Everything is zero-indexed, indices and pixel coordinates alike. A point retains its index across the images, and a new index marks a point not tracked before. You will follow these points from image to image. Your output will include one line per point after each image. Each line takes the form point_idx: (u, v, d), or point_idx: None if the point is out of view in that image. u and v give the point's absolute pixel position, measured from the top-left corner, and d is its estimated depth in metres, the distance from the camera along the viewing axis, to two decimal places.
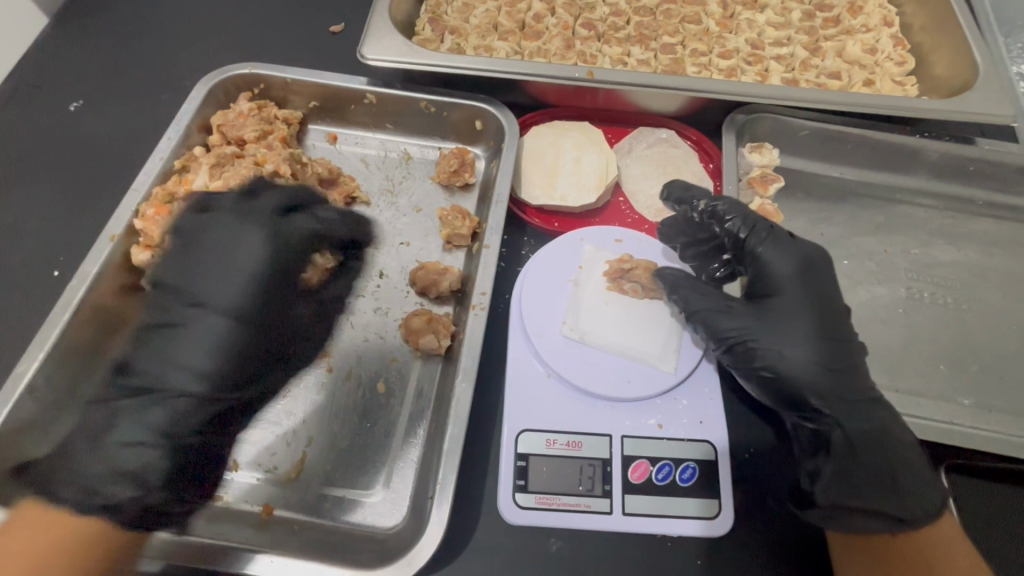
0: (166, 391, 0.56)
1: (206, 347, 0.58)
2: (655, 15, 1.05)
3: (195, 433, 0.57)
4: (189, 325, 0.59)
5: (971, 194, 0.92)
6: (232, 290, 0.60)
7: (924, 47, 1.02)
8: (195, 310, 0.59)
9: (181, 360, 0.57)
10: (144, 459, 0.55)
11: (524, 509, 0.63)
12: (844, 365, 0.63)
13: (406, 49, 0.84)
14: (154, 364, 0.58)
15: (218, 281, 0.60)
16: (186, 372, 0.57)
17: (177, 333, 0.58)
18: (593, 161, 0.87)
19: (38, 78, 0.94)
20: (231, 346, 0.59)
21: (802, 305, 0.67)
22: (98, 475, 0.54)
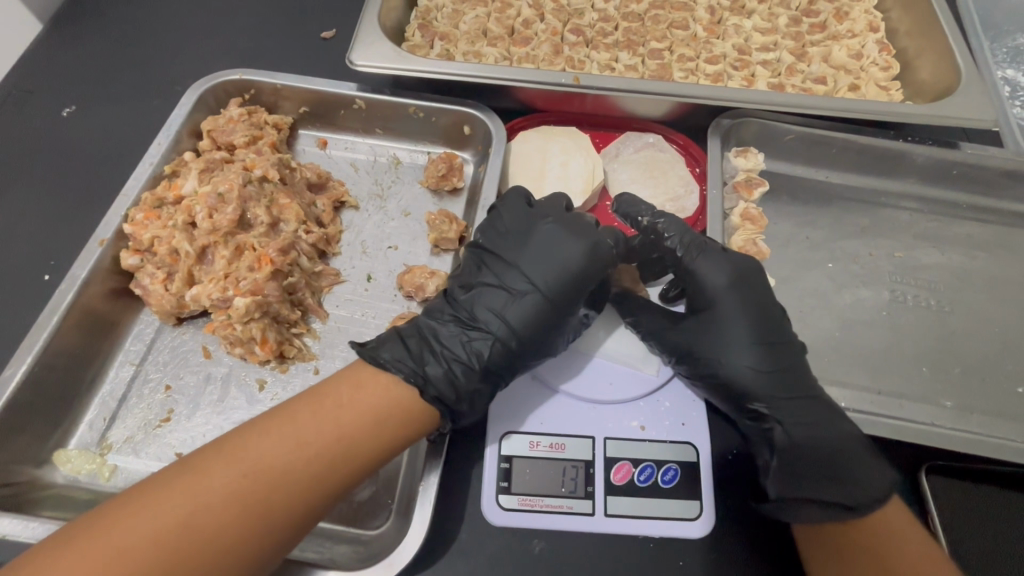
0: (507, 331, 0.65)
1: (525, 310, 0.66)
2: (643, 21, 1.06)
3: (489, 375, 0.65)
4: (517, 291, 0.67)
5: (956, 197, 0.93)
6: (552, 271, 0.67)
7: (909, 52, 1.03)
8: (523, 282, 0.68)
9: (522, 311, 0.66)
10: (458, 377, 0.63)
11: (507, 510, 0.64)
12: (782, 367, 0.67)
13: (394, 55, 0.85)
14: (474, 311, 0.67)
15: (545, 262, 0.68)
16: (504, 321, 0.66)
17: (521, 289, 0.67)
18: (579, 165, 0.88)
19: (32, 84, 0.95)
20: (573, 304, 0.67)
21: (738, 315, 0.69)
22: (437, 376, 0.62)
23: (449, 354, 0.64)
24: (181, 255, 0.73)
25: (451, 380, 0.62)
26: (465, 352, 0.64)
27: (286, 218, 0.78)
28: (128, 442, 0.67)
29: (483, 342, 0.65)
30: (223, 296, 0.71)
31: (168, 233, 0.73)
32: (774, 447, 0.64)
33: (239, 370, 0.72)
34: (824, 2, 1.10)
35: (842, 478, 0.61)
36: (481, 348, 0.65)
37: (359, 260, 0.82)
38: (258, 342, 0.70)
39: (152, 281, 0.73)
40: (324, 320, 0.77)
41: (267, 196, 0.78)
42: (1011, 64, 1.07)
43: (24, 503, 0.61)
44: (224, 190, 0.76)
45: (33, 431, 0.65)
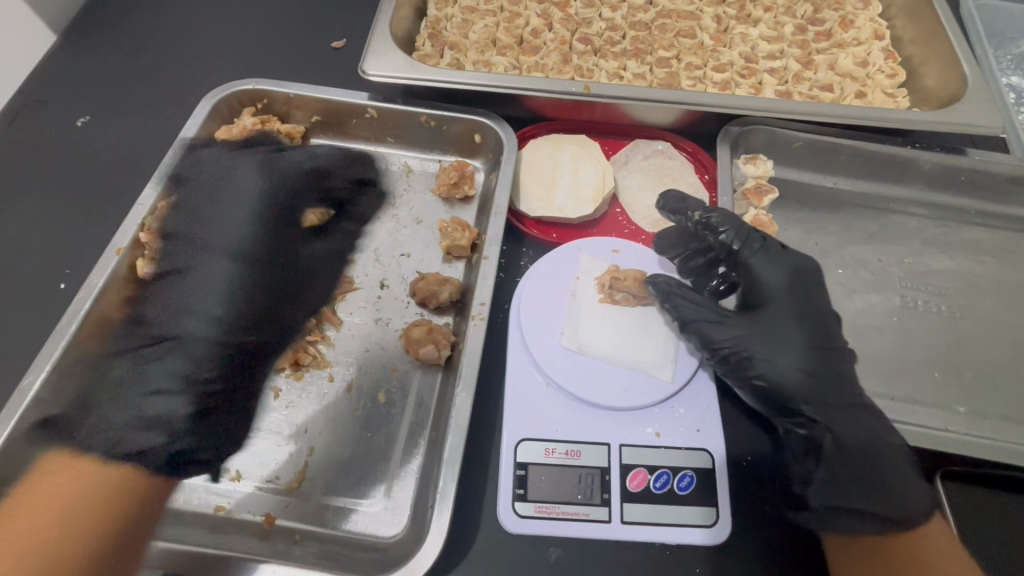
0: (167, 341, 0.63)
1: (207, 288, 0.65)
2: (650, 30, 1.07)
3: (198, 369, 0.63)
4: (191, 269, 0.67)
5: (963, 203, 0.93)
6: (215, 234, 0.69)
7: (914, 59, 1.04)
8: (196, 256, 0.67)
9: (202, 299, 0.65)
10: (168, 394, 0.61)
11: (524, 518, 0.64)
12: (832, 371, 0.67)
13: (406, 65, 0.86)
14: (179, 315, 0.64)
15: (211, 228, 0.69)
16: (183, 316, 0.64)
17: (206, 279, 0.66)
18: (590, 173, 0.88)
19: (46, 95, 0.96)
20: (265, 266, 0.69)
21: (792, 316, 0.69)
22: (128, 422, 0.60)
23: (140, 378, 0.62)
24: None
25: (160, 408, 0.61)
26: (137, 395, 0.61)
27: None
28: None
29: (176, 352, 0.63)
30: None
31: None
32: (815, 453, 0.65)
33: None
34: (829, 10, 1.11)
35: (886, 491, 0.62)
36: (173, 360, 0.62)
37: (372, 268, 0.83)
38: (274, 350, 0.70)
39: None
40: (339, 327, 0.77)
41: None
42: (1015, 71, 1.08)
43: None
44: None
45: None
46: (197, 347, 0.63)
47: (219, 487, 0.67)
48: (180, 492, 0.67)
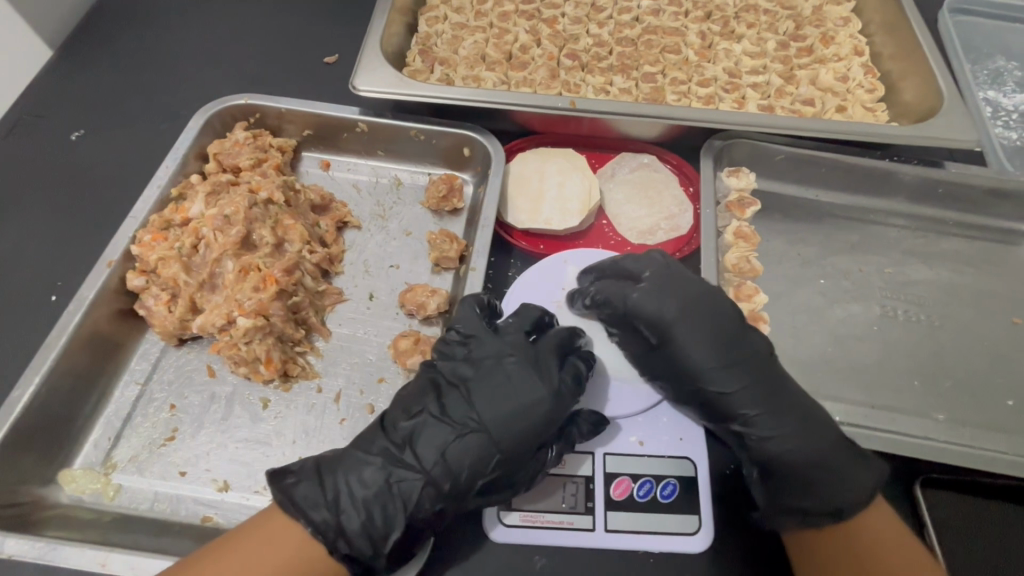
0: (407, 468, 0.59)
1: (471, 452, 0.60)
2: (636, 45, 1.10)
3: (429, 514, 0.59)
4: (469, 425, 0.61)
5: (942, 215, 0.96)
6: (511, 399, 0.62)
7: (893, 75, 1.07)
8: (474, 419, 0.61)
9: (461, 459, 0.59)
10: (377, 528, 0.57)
11: (508, 527, 0.64)
12: (758, 376, 0.65)
13: (396, 80, 0.88)
14: (491, 462, 0.60)
15: (509, 391, 0.62)
16: (443, 462, 0.59)
17: (529, 428, 0.60)
18: (576, 186, 0.90)
19: (41, 109, 0.97)
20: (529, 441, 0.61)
21: (688, 333, 0.66)
22: (354, 529, 0.57)
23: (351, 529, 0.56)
24: (185, 280, 0.74)
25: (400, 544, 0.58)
26: (375, 531, 0.57)
27: (290, 239, 0.79)
28: (132, 461, 0.68)
29: (529, 478, 0.62)
30: (228, 319, 0.72)
31: (173, 256, 0.74)
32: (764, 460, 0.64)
33: (243, 389, 0.73)
34: (811, 27, 1.14)
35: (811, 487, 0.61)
36: (470, 497, 0.61)
37: (361, 279, 0.84)
38: (262, 361, 0.71)
39: (156, 303, 0.74)
40: (328, 338, 0.78)
41: (272, 217, 0.80)
42: (992, 85, 1.11)
43: (31, 524, 0.62)
44: (230, 212, 0.77)
45: (37, 451, 0.66)
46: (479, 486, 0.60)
47: (204, 498, 0.66)
48: (167, 504, 0.66)
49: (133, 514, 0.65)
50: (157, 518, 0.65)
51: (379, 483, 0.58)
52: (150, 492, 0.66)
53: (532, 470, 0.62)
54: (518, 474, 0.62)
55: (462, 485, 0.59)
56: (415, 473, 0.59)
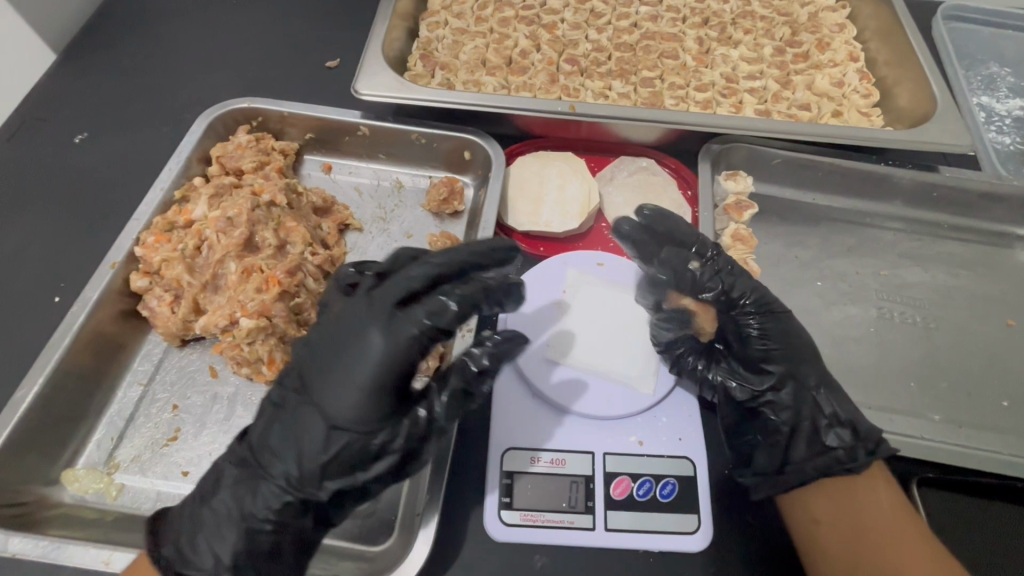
0: (254, 471, 0.57)
1: (296, 439, 0.56)
2: (634, 51, 1.11)
3: (283, 514, 0.56)
4: (293, 415, 0.57)
5: (937, 218, 0.97)
6: (330, 367, 0.56)
7: (888, 80, 1.08)
8: (303, 401, 0.57)
9: (291, 450, 0.56)
10: (234, 540, 0.56)
11: (509, 525, 0.65)
12: (779, 341, 0.70)
13: (398, 85, 0.89)
14: (323, 442, 0.55)
15: (334, 355, 0.56)
16: (278, 457, 0.56)
17: (349, 397, 0.54)
18: (576, 189, 0.91)
19: (45, 112, 0.98)
20: (359, 403, 0.54)
21: (781, 330, 0.71)
22: (208, 542, 0.56)
23: (188, 552, 0.56)
24: (187, 281, 0.75)
25: (264, 550, 0.56)
26: (217, 547, 0.56)
27: (293, 241, 0.80)
28: (135, 461, 0.68)
29: (393, 447, 0.57)
30: (230, 320, 0.72)
31: (177, 258, 0.75)
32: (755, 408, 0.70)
33: (245, 390, 0.74)
34: (806, 33, 1.15)
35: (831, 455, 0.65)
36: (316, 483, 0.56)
37: None
38: (265, 362, 0.72)
39: (159, 304, 0.74)
40: None
41: (274, 219, 0.80)
42: (985, 91, 1.12)
43: (36, 523, 0.62)
44: (233, 214, 0.78)
45: (40, 451, 0.66)
46: (317, 470, 0.55)
47: None
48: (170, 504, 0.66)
49: (136, 513, 0.65)
50: None
51: (228, 491, 0.57)
52: (153, 493, 0.67)
53: (381, 441, 0.56)
54: (364, 454, 0.56)
55: (299, 474, 0.55)
56: (252, 472, 0.57)
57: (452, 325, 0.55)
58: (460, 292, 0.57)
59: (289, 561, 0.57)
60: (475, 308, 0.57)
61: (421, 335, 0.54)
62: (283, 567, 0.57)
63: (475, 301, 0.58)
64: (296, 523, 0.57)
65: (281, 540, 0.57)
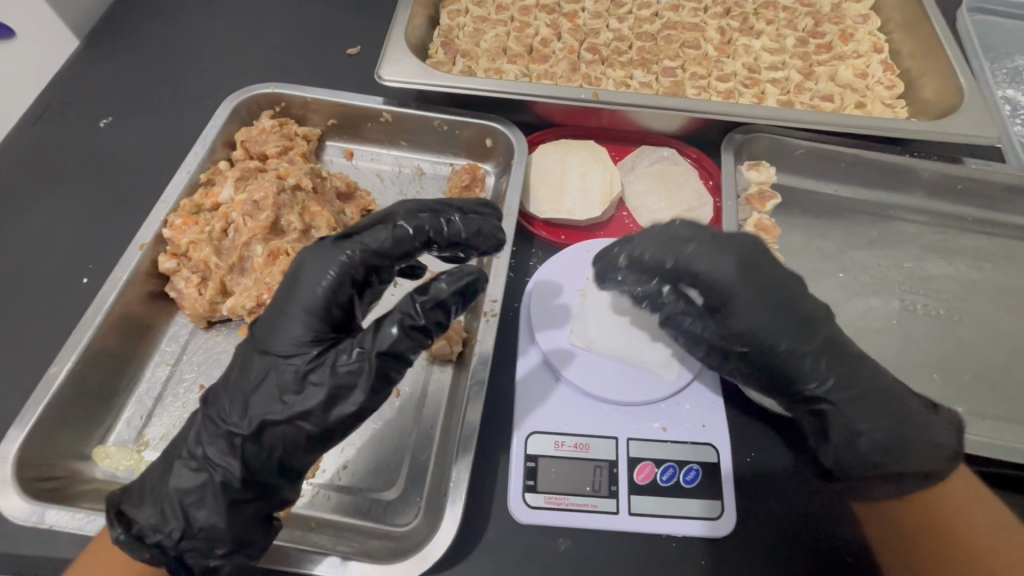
0: (199, 414, 0.60)
1: (237, 373, 0.59)
2: (656, 40, 1.10)
3: (218, 457, 0.57)
4: (239, 358, 0.61)
5: (961, 211, 0.96)
6: (271, 308, 0.61)
7: (912, 72, 1.07)
8: (249, 344, 0.61)
9: (230, 386, 0.59)
10: (168, 486, 0.57)
11: (534, 508, 0.65)
12: (788, 331, 0.66)
13: (422, 71, 0.89)
14: (254, 371, 0.59)
15: (274, 299, 0.61)
16: (221, 396, 0.59)
17: (279, 323, 0.59)
18: (598, 177, 0.91)
19: (70, 96, 0.99)
20: (290, 331, 0.59)
21: (777, 309, 0.66)
22: (151, 490, 0.57)
23: (133, 493, 0.58)
24: (214, 263, 0.75)
25: (194, 493, 0.56)
26: (157, 486, 0.57)
27: (317, 225, 0.80)
28: (164, 439, 0.69)
29: (317, 377, 0.57)
30: (258, 302, 0.73)
31: (205, 240, 0.76)
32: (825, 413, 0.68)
33: None
34: (829, 24, 1.14)
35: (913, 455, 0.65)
36: (242, 416, 0.57)
37: None
38: None
39: (186, 285, 0.75)
40: None
41: (299, 203, 0.80)
42: (1011, 85, 1.11)
43: (67, 497, 0.63)
44: (259, 198, 0.78)
45: (74, 427, 0.67)
46: (244, 399, 0.58)
47: None
48: None
49: None
50: None
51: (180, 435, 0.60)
52: None
53: (303, 369, 0.58)
54: (292, 385, 0.57)
55: (235, 408, 0.58)
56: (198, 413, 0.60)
57: (384, 250, 0.62)
58: (396, 225, 0.63)
59: (216, 510, 0.56)
60: (410, 241, 0.64)
61: (352, 260, 0.60)
62: (210, 516, 0.56)
63: (411, 234, 0.64)
64: (226, 466, 0.57)
65: (211, 484, 0.56)
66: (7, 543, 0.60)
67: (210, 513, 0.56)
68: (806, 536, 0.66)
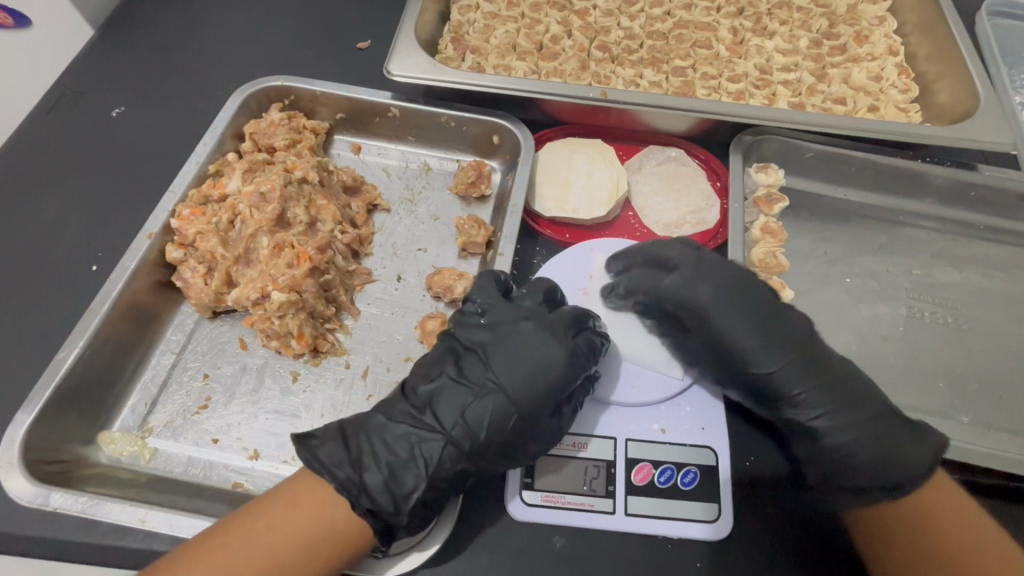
0: (424, 428, 0.62)
1: (478, 408, 0.62)
2: (667, 40, 1.09)
3: (443, 477, 0.61)
4: (481, 392, 0.63)
5: (973, 218, 0.95)
6: (513, 360, 0.64)
7: (928, 76, 1.06)
8: (489, 381, 0.63)
9: (473, 418, 0.61)
10: (397, 479, 0.59)
11: (530, 506, 0.66)
12: (766, 329, 0.69)
13: (430, 67, 0.89)
14: (495, 412, 0.62)
15: (513, 352, 0.65)
16: (464, 423, 0.61)
17: (525, 375, 0.63)
18: (604, 177, 0.90)
19: (84, 85, 1.00)
20: (541, 391, 0.63)
21: (734, 314, 0.69)
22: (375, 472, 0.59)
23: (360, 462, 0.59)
24: (221, 255, 0.76)
25: (418, 493, 0.59)
26: (382, 471, 0.59)
27: (323, 218, 0.81)
28: (168, 426, 0.70)
29: (533, 440, 0.63)
30: (263, 293, 0.74)
31: (211, 230, 0.77)
32: (816, 433, 0.68)
33: (274, 362, 0.75)
34: (844, 25, 1.13)
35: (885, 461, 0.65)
36: (478, 450, 0.61)
37: (389, 261, 0.86)
38: (294, 335, 0.73)
39: (193, 275, 0.76)
40: (357, 316, 0.80)
41: (306, 196, 0.81)
42: None
43: (74, 480, 0.64)
44: (266, 190, 0.79)
45: (81, 411, 0.69)
46: (486, 437, 0.61)
47: (235, 467, 0.68)
48: (200, 469, 0.68)
49: (167, 476, 0.67)
50: (192, 481, 0.67)
51: (401, 434, 0.62)
52: (184, 457, 0.69)
53: (538, 423, 0.63)
54: (525, 440, 0.63)
55: (475, 439, 0.61)
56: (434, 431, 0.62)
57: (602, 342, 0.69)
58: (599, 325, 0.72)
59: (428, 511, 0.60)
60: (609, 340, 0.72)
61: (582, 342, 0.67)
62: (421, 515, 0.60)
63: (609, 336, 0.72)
64: (440, 470, 0.60)
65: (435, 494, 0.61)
66: (11, 524, 0.60)
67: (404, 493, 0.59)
68: (815, 543, 0.64)
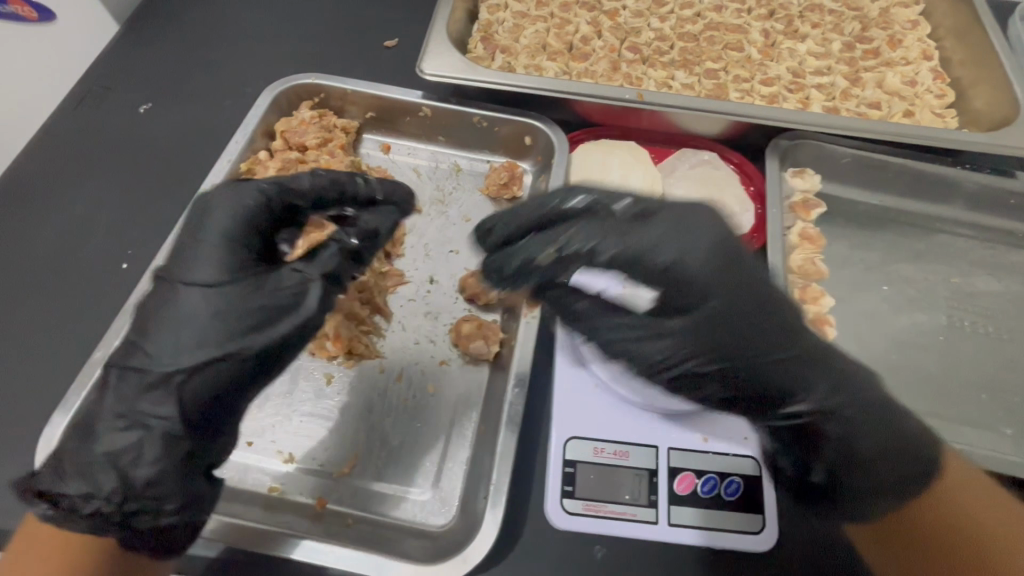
0: (145, 366, 0.55)
1: (185, 319, 0.56)
2: (698, 41, 1.08)
3: (193, 408, 0.56)
4: (171, 298, 0.57)
5: (1012, 226, 0.93)
6: (193, 252, 0.58)
7: (963, 81, 1.04)
8: (176, 286, 0.57)
9: (172, 333, 0.56)
10: (134, 451, 0.54)
11: (572, 515, 0.64)
12: (744, 325, 0.51)
13: (463, 66, 0.88)
14: (192, 305, 0.56)
15: (194, 246, 0.59)
16: (155, 342, 0.56)
17: (198, 256, 0.58)
18: (638, 180, 0.89)
19: (110, 81, 0.99)
20: (222, 264, 0.58)
21: (745, 318, 0.51)
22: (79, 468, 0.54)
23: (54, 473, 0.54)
24: None
25: (134, 443, 0.54)
26: (84, 458, 0.54)
27: None
28: None
29: (275, 314, 0.58)
30: None
31: None
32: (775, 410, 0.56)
33: (307, 364, 0.74)
34: (877, 29, 1.12)
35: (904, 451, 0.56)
36: (191, 354, 0.55)
37: (421, 263, 0.85)
38: (331, 338, 0.72)
39: None
40: (390, 319, 0.79)
41: None
42: None
43: None
44: None
45: None
46: (204, 338, 0.56)
47: (272, 470, 0.68)
48: (235, 472, 0.67)
49: None
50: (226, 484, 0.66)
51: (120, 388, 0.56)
52: None
53: (236, 299, 0.57)
54: (235, 323, 0.57)
55: (172, 354, 0.55)
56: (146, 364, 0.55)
57: (299, 191, 0.63)
58: (317, 172, 0.65)
59: (160, 458, 0.55)
60: (327, 189, 0.64)
61: (260, 198, 0.61)
62: (158, 469, 0.55)
63: (327, 184, 0.64)
64: (200, 393, 0.56)
65: (146, 438, 0.55)
66: None
67: (147, 466, 0.54)
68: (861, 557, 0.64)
